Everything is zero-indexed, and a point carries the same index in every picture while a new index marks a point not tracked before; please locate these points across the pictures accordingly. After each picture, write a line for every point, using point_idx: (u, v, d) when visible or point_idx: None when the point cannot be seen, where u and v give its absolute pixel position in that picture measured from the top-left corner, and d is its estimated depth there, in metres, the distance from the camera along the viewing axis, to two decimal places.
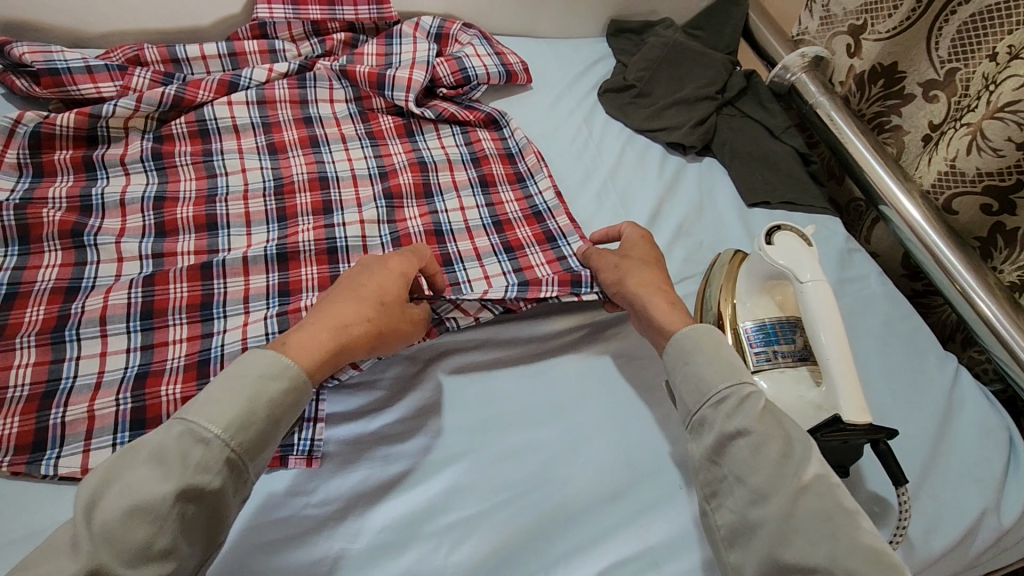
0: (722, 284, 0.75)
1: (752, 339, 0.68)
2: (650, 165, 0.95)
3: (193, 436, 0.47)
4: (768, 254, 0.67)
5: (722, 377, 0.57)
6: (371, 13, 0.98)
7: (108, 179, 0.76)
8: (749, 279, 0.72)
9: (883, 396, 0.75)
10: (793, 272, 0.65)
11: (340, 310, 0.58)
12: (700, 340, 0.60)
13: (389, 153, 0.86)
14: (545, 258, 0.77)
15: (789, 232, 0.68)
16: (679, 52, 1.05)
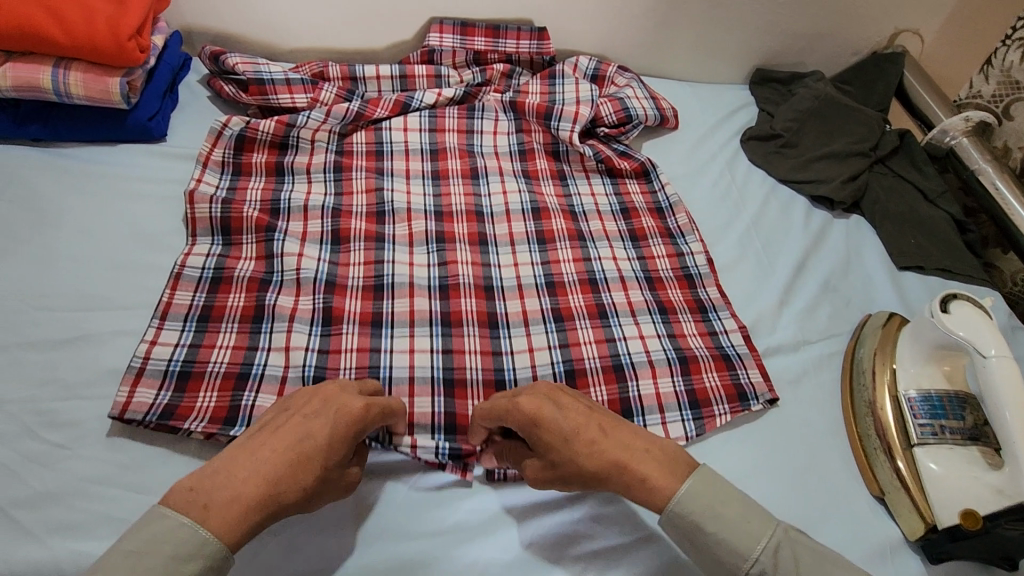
0: (879, 347, 0.73)
1: (917, 412, 0.66)
2: (796, 219, 0.93)
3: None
4: (943, 323, 0.64)
5: (747, 547, 0.50)
6: (531, 48, 1.03)
7: (293, 185, 0.84)
8: (913, 346, 0.69)
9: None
10: (972, 343, 0.62)
11: (257, 461, 0.49)
12: (693, 490, 0.52)
13: (542, 192, 0.90)
14: (698, 329, 0.77)
15: (966, 302, 0.65)
16: (831, 106, 1.03)
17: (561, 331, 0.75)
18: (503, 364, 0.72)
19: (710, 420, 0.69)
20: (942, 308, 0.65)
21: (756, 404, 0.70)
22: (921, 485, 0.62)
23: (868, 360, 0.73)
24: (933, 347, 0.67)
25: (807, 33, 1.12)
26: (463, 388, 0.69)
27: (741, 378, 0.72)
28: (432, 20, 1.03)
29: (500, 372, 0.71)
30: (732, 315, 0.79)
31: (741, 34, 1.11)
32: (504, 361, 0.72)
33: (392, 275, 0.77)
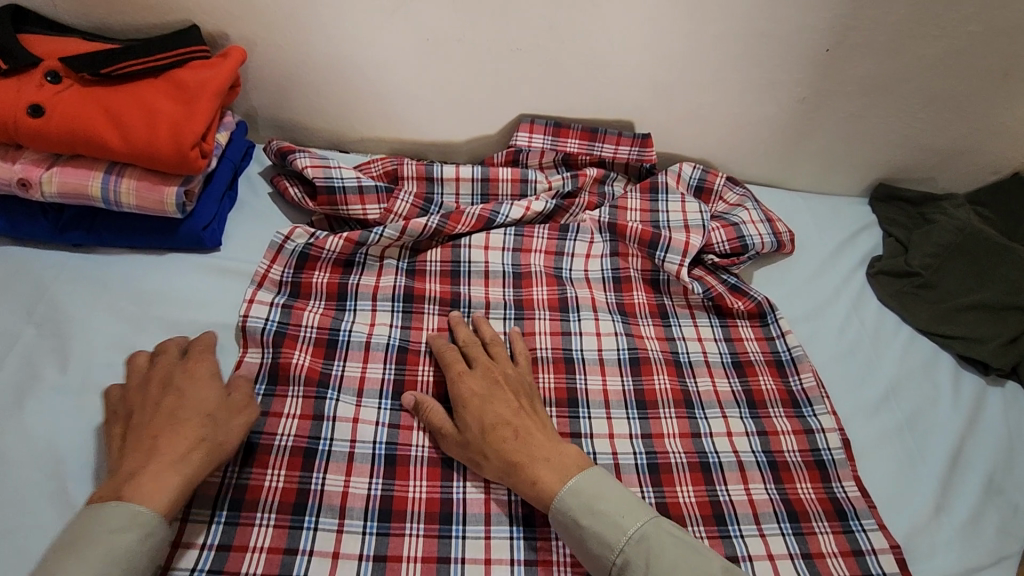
0: None
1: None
2: (944, 387, 0.78)
3: None
4: None
5: (615, 535, 0.54)
6: (631, 154, 0.91)
7: (356, 312, 0.74)
8: None
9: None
10: None
11: (166, 446, 0.55)
12: (579, 487, 0.57)
13: (642, 335, 0.77)
14: (838, 547, 0.63)
15: None
16: (980, 244, 0.88)
17: None
18: None
19: None
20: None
21: None
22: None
23: None
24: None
25: (946, 149, 0.97)
26: None
27: None
28: (522, 117, 0.92)
29: None
30: (880, 525, 0.64)
31: (868, 147, 0.97)
32: None
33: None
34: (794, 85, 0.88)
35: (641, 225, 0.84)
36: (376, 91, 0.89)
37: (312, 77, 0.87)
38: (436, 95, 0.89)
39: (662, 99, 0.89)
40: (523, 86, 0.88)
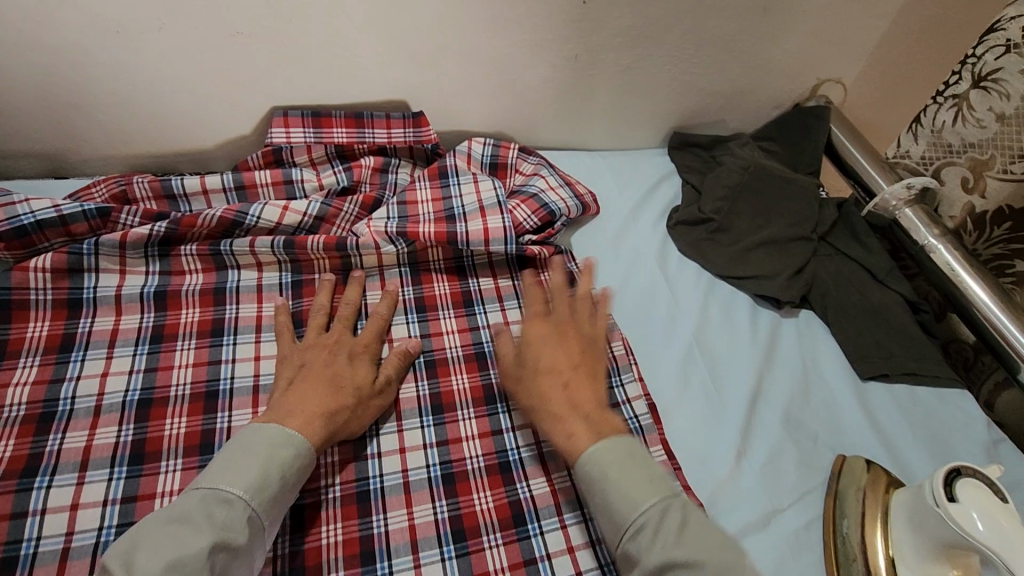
0: (866, 521, 0.60)
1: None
2: (741, 325, 0.79)
3: (218, 499, 0.48)
4: (954, 518, 0.50)
5: (636, 500, 0.51)
6: (407, 137, 0.83)
7: (85, 362, 0.61)
8: (915, 533, 0.55)
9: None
10: (1002, 557, 0.47)
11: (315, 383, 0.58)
12: (601, 455, 0.54)
13: (440, 331, 0.71)
14: None
15: (974, 482, 0.52)
16: (764, 179, 0.90)
17: (462, 558, 0.57)
18: None
19: None
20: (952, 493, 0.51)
21: None
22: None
23: (857, 541, 0.59)
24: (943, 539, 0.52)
25: (723, 91, 0.99)
26: None
27: None
28: (275, 110, 0.81)
29: None
30: (685, 487, 0.63)
31: (651, 98, 0.96)
32: None
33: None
34: (561, 43, 0.83)
35: (434, 223, 0.76)
36: (82, 101, 0.74)
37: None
38: (161, 98, 0.76)
39: (428, 73, 0.82)
40: (263, 76, 0.77)
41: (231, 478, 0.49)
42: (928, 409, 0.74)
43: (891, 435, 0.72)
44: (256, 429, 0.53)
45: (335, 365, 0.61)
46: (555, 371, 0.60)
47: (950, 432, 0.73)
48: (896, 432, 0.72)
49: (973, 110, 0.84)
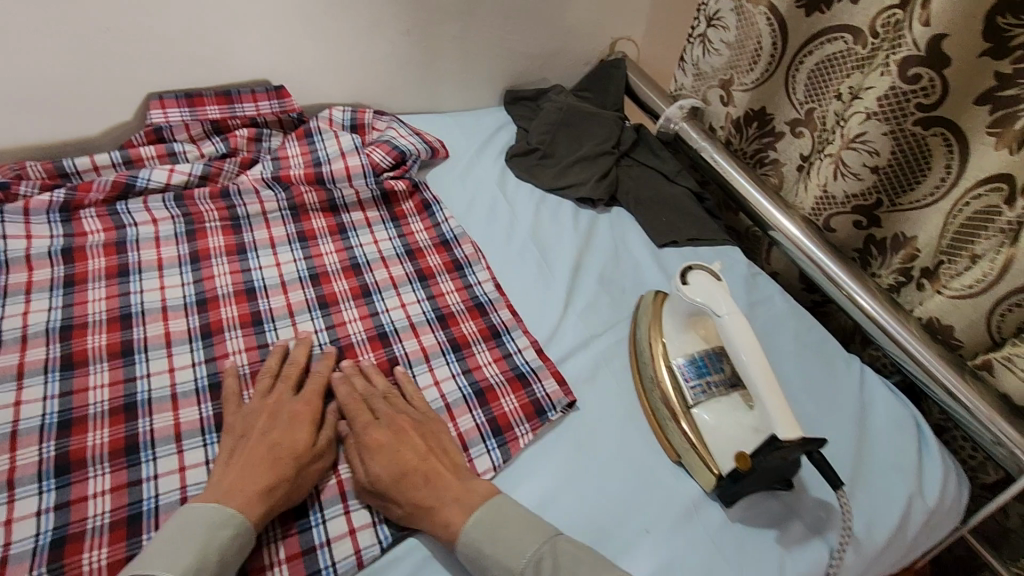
0: (650, 327, 0.81)
1: (685, 375, 0.73)
2: (566, 221, 1.01)
3: None
4: (686, 293, 0.73)
5: None
6: (273, 108, 0.99)
7: (5, 306, 0.72)
8: (674, 319, 0.78)
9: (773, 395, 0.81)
10: (710, 306, 0.71)
11: (257, 459, 0.60)
12: None
13: (320, 253, 0.87)
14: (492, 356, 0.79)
15: (701, 271, 0.75)
16: (575, 114, 1.13)
17: (353, 396, 0.72)
18: None
19: (514, 442, 0.71)
20: (683, 279, 0.75)
21: (554, 415, 0.73)
22: (704, 444, 0.69)
23: (646, 340, 0.80)
24: (687, 313, 0.76)
25: (539, 54, 1.22)
26: None
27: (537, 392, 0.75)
28: (151, 96, 0.93)
29: None
30: (524, 332, 0.82)
31: (481, 63, 1.17)
32: None
33: (147, 391, 0.68)
34: (392, 20, 1.02)
35: (303, 169, 0.93)
36: None
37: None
38: (41, 92, 0.86)
39: (282, 52, 0.98)
40: (133, 65, 0.89)
41: (164, 563, 0.52)
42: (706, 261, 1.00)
43: None
44: (192, 515, 0.56)
45: (273, 434, 0.62)
46: (404, 472, 0.61)
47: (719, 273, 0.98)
48: None
49: (712, 43, 1.08)
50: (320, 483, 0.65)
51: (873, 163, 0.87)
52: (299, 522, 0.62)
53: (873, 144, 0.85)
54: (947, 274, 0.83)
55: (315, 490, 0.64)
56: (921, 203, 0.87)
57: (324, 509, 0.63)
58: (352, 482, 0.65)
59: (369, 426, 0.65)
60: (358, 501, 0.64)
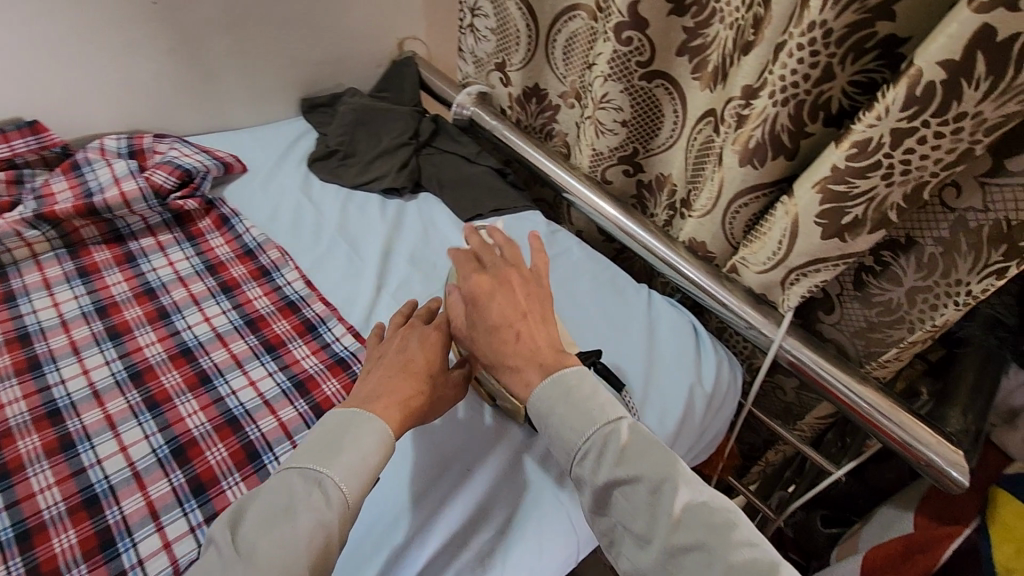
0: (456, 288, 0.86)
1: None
2: (374, 213, 1.05)
3: (312, 478, 0.56)
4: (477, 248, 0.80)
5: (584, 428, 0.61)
6: (29, 145, 0.93)
7: None
8: None
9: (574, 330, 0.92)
10: None
11: (395, 373, 0.66)
12: (551, 395, 0.63)
13: (106, 285, 0.83)
14: (310, 349, 0.80)
15: (489, 229, 0.83)
16: (368, 113, 1.18)
17: (157, 417, 0.69)
18: (89, 480, 0.63)
19: None
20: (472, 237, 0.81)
21: None
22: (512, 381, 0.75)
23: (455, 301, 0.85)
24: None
25: (325, 59, 1.24)
26: (42, 531, 0.59)
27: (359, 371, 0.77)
28: None
29: (88, 489, 0.62)
30: (340, 322, 0.83)
31: (266, 74, 1.16)
32: (89, 476, 0.63)
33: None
34: (148, 39, 0.99)
35: (70, 202, 0.85)
36: None
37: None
38: None
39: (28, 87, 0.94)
40: None
41: (330, 460, 0.58)
42: (511, 226, 1.08)
43: None
44: (343, 424, 0.60)
45: (406, 352, 0.69)
46: (506, 324, 0.68)
47: (524, 235, 1.07)
48: None
49: (479, 31, 1.18)
50: (124, 510, 0.61)
51: (621, 118, 1.01)
52: (106, 552, 0.58)
53: (615, 102, 0.99)
54: (693, 197, 0.99)
55: (122, 517, 0.61)
56: (670, 141, 1.03)
57: (132, 533, 0.60)
58: (164, 498, 0.63)
59: (478, 272, 0.72)
60: (172, 515, 0.61)
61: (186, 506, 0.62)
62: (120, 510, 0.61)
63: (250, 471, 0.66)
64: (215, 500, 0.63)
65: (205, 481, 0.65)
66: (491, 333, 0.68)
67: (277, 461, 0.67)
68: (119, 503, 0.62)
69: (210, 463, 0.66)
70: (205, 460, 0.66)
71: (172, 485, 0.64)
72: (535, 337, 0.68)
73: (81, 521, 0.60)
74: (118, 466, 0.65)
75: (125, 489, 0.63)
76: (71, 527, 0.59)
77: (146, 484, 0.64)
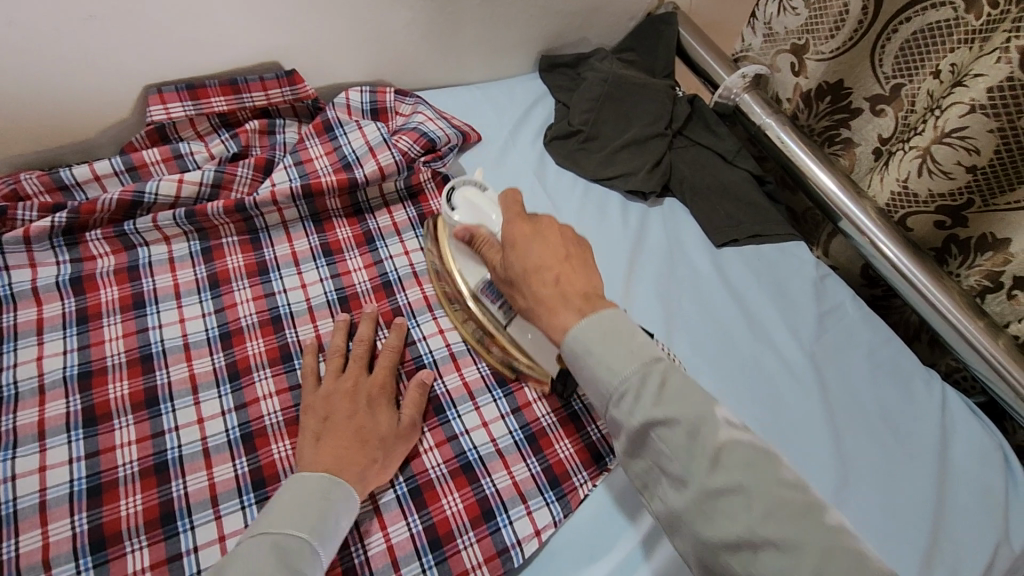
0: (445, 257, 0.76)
1: (488, 298, 0.71)
2: (615, 218, 0.92)
3: (283, 546, 0.52)
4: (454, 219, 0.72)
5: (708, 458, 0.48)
6: (285, 96, 0.88)
7: (18, 352, 0.66)
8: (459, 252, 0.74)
9: (857, 437, 0.76)
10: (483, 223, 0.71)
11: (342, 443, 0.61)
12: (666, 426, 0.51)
13: (347, 270, 0.81)
14: (542, 391, 0.73)
15: (463, 188, 0.73)
16: (621, 87, 1.00)
17: None
18: None
19: (573, 494, 0.66)
20: (451, 205, 0.73)
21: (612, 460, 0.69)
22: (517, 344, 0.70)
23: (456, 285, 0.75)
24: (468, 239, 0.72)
25: (580, 10, 1.06)
26: None
27: (592, 435, 0.70)
28: (149, 89, 0.84)
29: None
30: None
31: (514, 25, 1.02)
32: None
33: (177, 448, 0.63)
34: None
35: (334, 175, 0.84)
36: None
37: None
38: (26, 92, 0.77)
39: (291, 31, 0.86)
40: (129, 56, 0.79)
41: (294, 523, 0.54)
42: (770, 261, 0.90)
43: (738, 286, 0.87)
44: (301, 481, 0.57)
45: (358, 417, 0.63)
46: (544, 267, 0.61)
47: (787, 277, 0.88)
48: (742, 283, 0.88)
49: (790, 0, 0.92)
50: (368, 550, 0.61)
51: (971, 160, 0.75)
52: None
53: (973, 142, 0.74)
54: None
55: (366, 559, 0.60)
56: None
57: None
58: (404, 546, 0.61)
59: (520, 219, 0.65)
60: (412, 568, 0.60)
61: (424, 560, 0.61)
62: (364, 549, 0.61)
63: (485, 533, 0.62)
64: (451, 560, 0.61)
65: (441, 534, 0.62)
66: (528, 278, 0.61)
67: (512, 527, 0.63)
68: (363, 540, 0.61)
69: (446, 513, 0.63)
70: (442, 509, 0.64)
71: (411, 532, 0.62)
72: (573, 285, 0.60)
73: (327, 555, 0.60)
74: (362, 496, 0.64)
75: (369, 526, 0.62)
76: None
77: (386, 522, 0.62)
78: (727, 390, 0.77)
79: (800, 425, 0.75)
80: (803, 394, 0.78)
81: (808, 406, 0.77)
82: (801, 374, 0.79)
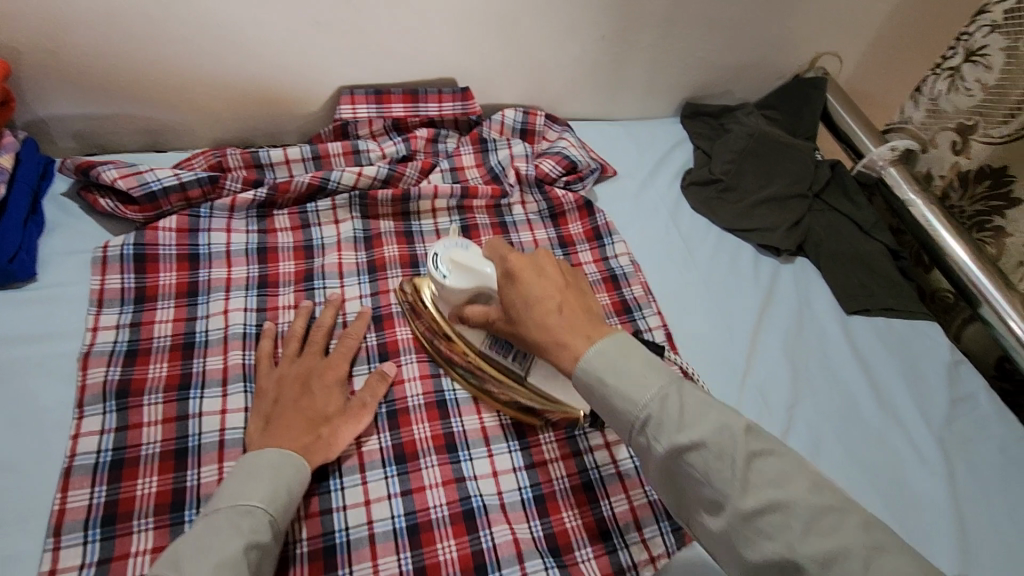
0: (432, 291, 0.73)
1: (495, 350, 0.69)
2: (747, 271, 0.93)
3: (239, 509, 0.54)
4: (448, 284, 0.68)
5: (636, 393, 0.51)
6: (456, 109, 0.96)
7: (209, 303, 0.74)
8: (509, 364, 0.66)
9: (980, 529, 0.74)
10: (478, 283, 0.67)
11: (291, 417, 0.63)
12: (603, 352, 0.54)
13: None
14: None
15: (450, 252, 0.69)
16: (768, 143, 1.02)
17: (525, 451, 0.71)
18: (468, 491, 0.67)
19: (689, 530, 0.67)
20: (440, 271, 0.69)
21: None
22: (531, 391, 0.69)
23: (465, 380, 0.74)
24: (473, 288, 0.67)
25: (734, 66, 1.10)
26: (429, 532, 0.64)
27: None
28: (342, 90, 0.93)
29: (466, 501, 0.67)
30: None
31: (668, 72, 1.07)
32: (468, 489, 0.67)
33: None
34: (589, 24, 0.95)
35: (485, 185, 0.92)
36: (174, 79, 0.85)
37: (85, 71, 0.81)
38: (247, 77, 0.88)
39: (474, 55, 0.94)
40: (334, 57, 0.88)
41: (247, 493, 0.55)
42: (902, 337, 0.89)
43: (866, 355, 0.87)
44: (257, 455, 0.59)
45: (307, 400, 0.65)
46: (543, 302, 0.59)
47: (919, 355, 0.87)
48: (871, 353, 0.87)
49: (964, 81, 0.92)
50: (495, 538, 0.64)
51: None
52: None
53: None
54: None
55: (493, 545, 0.64)
56: None
57: (501, 569, 0.63)
58: (528, 543, 0.65)
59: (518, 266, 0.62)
60: (535, 564, 0.63)
61: (547, 560, 0.64)
62: (492, 536, 0.64)
63: (603, 551, 0.66)
64: (571, 568, 0.64)
65: (561, 544, 0.66)
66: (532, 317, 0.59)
67: (628, 550, 0.66)
68: (491, 528, 0.65)
69: (566, 525, 0.67)
70: (563, 521, 0.67)
71: (533, 534, 0.66)
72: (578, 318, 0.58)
73: (459, 534, 0.64)
74: (490, 490, 0.68)
75: (496, 517, 0.66)
76: (453, 538, 0.64)
77: (511, 520, 0.66)
78: (848, 458, 0.77)
79: (921, 504, 0.75)
80: (928, 478, 0.77)
81: (932, 489, 0.76)
82: (928, 456, 0.78)
